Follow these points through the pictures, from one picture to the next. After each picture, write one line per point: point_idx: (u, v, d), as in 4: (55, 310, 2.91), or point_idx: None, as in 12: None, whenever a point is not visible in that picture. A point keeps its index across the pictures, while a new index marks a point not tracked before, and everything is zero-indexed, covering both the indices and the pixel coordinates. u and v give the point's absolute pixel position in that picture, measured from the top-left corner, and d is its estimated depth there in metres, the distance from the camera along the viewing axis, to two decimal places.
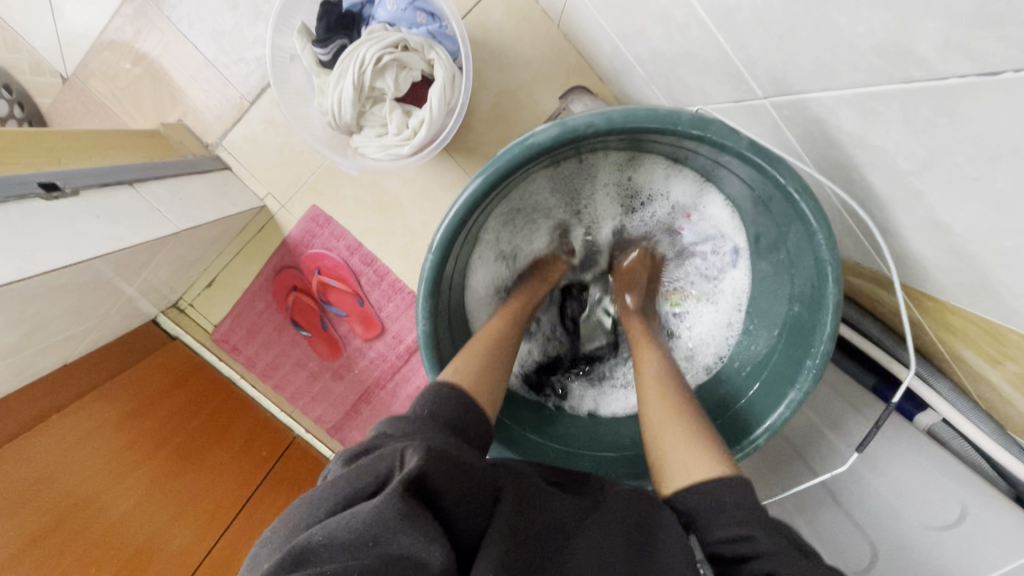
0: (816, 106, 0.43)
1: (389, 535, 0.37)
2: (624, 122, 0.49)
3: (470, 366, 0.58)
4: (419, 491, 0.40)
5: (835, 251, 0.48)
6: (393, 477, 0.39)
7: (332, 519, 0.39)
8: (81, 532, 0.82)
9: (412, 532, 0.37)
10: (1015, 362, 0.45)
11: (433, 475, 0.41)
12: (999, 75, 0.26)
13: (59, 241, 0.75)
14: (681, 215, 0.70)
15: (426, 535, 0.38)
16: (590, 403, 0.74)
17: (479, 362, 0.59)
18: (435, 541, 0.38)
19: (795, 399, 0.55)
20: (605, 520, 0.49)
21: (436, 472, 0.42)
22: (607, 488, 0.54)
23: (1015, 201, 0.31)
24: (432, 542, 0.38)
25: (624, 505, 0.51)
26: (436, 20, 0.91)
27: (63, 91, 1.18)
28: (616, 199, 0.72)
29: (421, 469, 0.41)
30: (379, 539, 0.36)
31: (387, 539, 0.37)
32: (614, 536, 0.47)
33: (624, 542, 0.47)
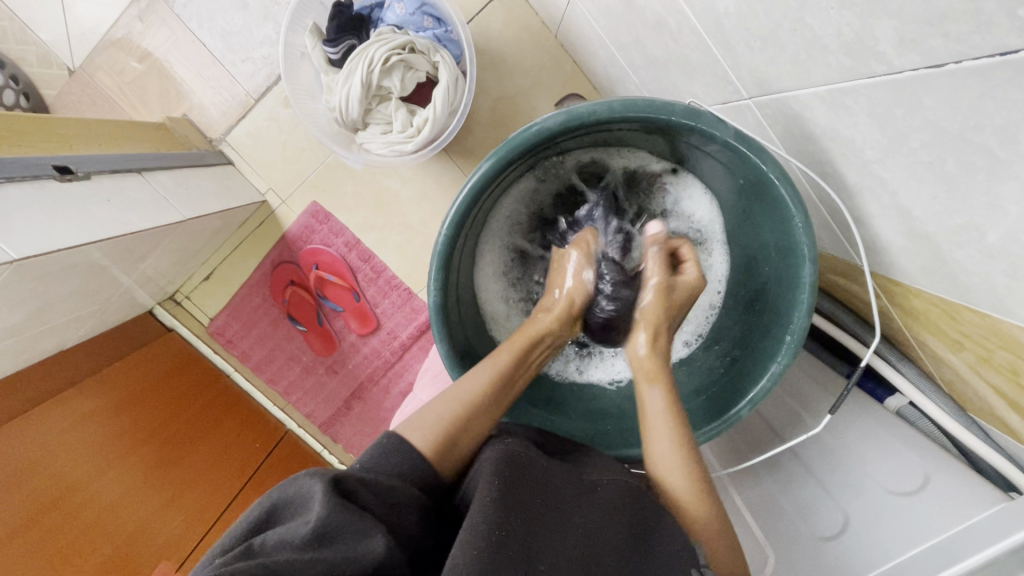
0: (795, 103, 0.48)
1: (335, 530, 0.42)
2: (624, 111, 0.53)
3: (434, 423, 0.56)
4: (347, 494, 0.45)
5: (810, 232, 0.53)
6: (319, 489, 0.44)
7: (270, 533, 0.43)
8: (75, 515, 0.82)
9: (353, 525, 0.43)
10: (969, 339, 0.49)
11: (360, 486, 0.47)
12: (945, 66, 0.31)
13: (71, 222, 0.78)
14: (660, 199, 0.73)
15: (365, 527, 0.43)
16: (574, 372, 0.76)
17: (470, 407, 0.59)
18: (373, 530, 0.44)
19: (776, 371, 0.59)
20: (594, 507, 0.52)
21: (360, 482, 0.47)
22: (603, 470, 0.58)
23: (962, 181, 0.36)
24: (371, 532, 0.44)
25: (615, 493, 0.54)
26: (442, 25, 0.95)
27: (68, 83, 1.20)
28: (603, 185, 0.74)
29: (343, 479, 0.46)
30: (326, 537, 0.41)
31: (333, 535, 0.42)
32: (604, 523, 0.51)
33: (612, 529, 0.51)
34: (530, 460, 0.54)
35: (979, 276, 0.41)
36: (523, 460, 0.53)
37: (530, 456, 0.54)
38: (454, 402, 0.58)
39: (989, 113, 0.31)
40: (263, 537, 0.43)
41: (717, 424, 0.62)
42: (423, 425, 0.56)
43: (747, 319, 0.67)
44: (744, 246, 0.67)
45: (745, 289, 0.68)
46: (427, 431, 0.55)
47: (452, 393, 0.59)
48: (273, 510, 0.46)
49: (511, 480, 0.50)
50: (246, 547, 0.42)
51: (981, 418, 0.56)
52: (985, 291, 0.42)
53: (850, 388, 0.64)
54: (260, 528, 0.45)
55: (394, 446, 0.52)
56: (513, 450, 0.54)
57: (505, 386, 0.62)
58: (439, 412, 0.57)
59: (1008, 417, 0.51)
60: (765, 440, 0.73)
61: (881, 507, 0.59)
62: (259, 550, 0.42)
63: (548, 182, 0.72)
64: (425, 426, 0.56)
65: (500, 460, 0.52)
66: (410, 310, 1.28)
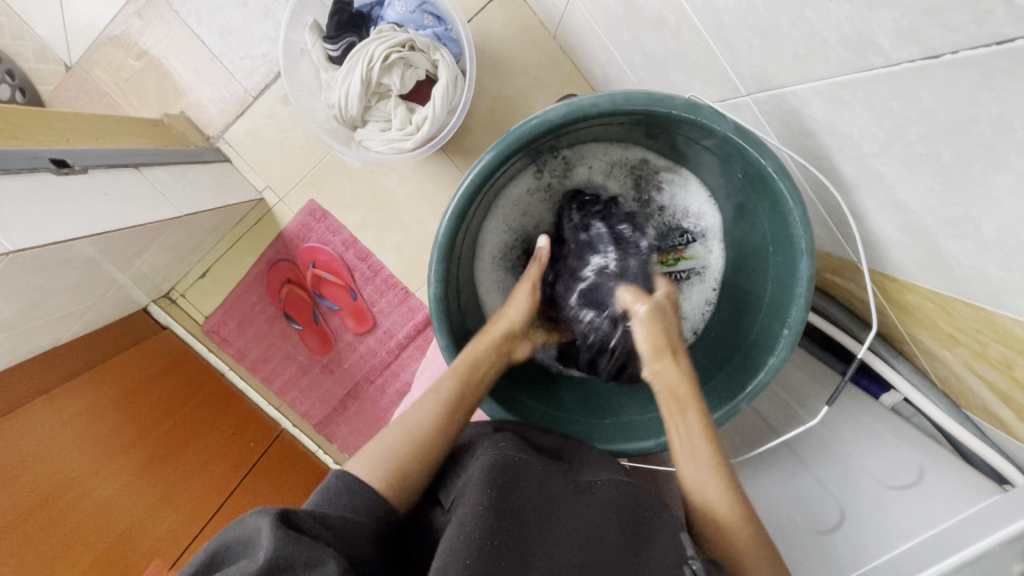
0: (793, 99, 0.48)
1: (285, 561, 0.41)
2: (625, 103, 0.54)
3: (380, 454, 0.55)
4: (298, 528, 0.44)
5: (808, 227, 0.53)
6: (267, 524, 0.43)
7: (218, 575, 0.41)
8: (69, 512, 0.81)
9: (304, 551, 0.42)
10: (964, 334, 0.50)
11: (311, 519, 0.46)
12: (942, 57, 0.32)
13: (68, 215, 0.78)
14: (659, 192, 0.73)
15: (316, 553, 0.42)
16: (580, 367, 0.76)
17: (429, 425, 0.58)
18: (326, 554, 0.42)
19: (773, 364, 0.59)
20: (586, 508, 0.52)
21: (312, 516, 0.46)
22: (596, 471, 0.58)
23: (958, 172, 0.37)
24: (324, 557, 0.42)
25: (608, 493, 0.55)
26: (442, 23, 0.96)
27: (65, 79, 1.19)
28: (603, 178, 0.74)
29: (292, 513, 0.45)
30: (278, 567, 0.40)
31: (286, 565, 0.40)
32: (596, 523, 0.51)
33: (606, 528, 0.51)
34: (524, 462, 0.54)
35: (973, 268, 0.42)
36: (516, 463, 0.53)
37: (523, 459, 0.54)
38: (399, 433, 0.57)
39: (985, 103, 0.31)
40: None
41: (715, 418, 0.62)
42: (371, 460, 0.55)
43: (744, 315, 0.67)
44: (742, 242, 0.68)
45: (742, 286, 0.68)
46: (374, 465, 0.54)
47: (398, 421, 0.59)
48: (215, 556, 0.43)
49: (503, 482, 0.51)
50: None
51: (974, 413, 0.57)
52: (980, 283, 0.43)
53: (842, 386, 0.64)
54: (207, 574, 0.43)
55: (344, 485, 0.52)
56: (506, 453, 0.54)
57: (465, 395, 0.61)
58: (383, 446, 0.56)
59: (1000, 411, 0.52)
60: (760, 435, 0.73)
61: (875, 502, 0.59)
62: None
63: (549, 173, 0.72)
64: (372, 460, 0.55)
65: (492, 462, 0.53)
66: (407, 309, 1.28)
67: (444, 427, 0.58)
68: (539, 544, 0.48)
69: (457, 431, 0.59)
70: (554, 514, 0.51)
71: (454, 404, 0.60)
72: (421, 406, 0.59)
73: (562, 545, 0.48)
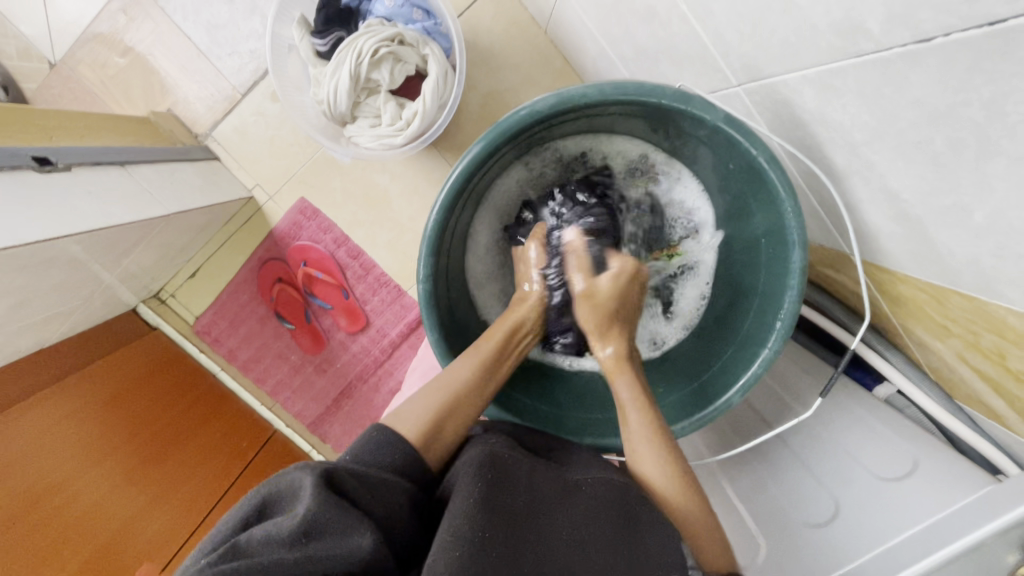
0: (784, 88, 0.48)
1: (325, 524, 0.41)
2: (615, 93, 0.53)
3: (421, 414, 0.56)
4: (339, 488, 0.44)
5: (800, 218, 0.53)
6: (310, 482, 0.43)
7: (257, 528, 0.41)
8: (56, 516, 0.80)
9: (344, 518, 0.42)
10: (957, 325, 0.49)
11: (352, 480, 0.46)
12: (932, 41, 0.31)
13: (51, 213, 0.77)
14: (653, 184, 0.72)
15: (354, 522, 0.42)
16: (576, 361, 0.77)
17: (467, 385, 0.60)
18: (363, 526, 0.43)
19: (767, 356, 0.58)
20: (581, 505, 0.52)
21: (353, 476, 0.46)
22: (585, 469, 0.57)
23: (950, 159, 0.36)
24: (360, 528, 0.42)
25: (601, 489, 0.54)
26: (432, 18, 0.95)
27: (49, 76, 1.18)
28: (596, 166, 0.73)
29: (336, 473, 0.45)
30: (316, 532, 0.40)
31: (323, 530, 0.41)
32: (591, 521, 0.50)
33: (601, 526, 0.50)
34: (515, 461, 0.53)
35: (965, 257, 0.42)
36: (508, 463, 0.52)
37: (512, 459, 0.53)
38: (442, 392, 0.58)
39: (977, 87, 0.31)
40: (249, 532, 0.40)
41: (708, 411, 0.61)
42: (413, 417, 0.56)
43: (737, 308, 0.66)
44: (736, 238, 0.67)
45: (733, 278, 0.68)
46: (419, 422, 0.55)
47: (441, 384, 0.59)
48: (258, 504, 0.44)
49: (494, 482, 0.50)
50: (233, 541, 0.40)
51: (967, 405, 0.57)
52: (972, 273, 0.42)
53: (834, 381, 0.63)
54: (246, 523, 0.43)
55: (383, 442, 0.51)
56: (498, 450, 0.54)
57: (502, 363, 0.64)
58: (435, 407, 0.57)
59: (994, 402, 0.52)
60: (753, 427, 0.73)
61: (870, 492, 0.59)
62: (246, 546, 0.40)
63: (544, 161, 0.72)
64: (416, 417, 0.56)
65: (484, 456, 0.52)
66: (400, 307, 1.27)
67: (476, 393, 0.61)
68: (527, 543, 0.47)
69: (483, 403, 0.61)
70: (547, 513, 0.50)
71: (486, 365, 0.63)
72: (459, 365, 0.61)
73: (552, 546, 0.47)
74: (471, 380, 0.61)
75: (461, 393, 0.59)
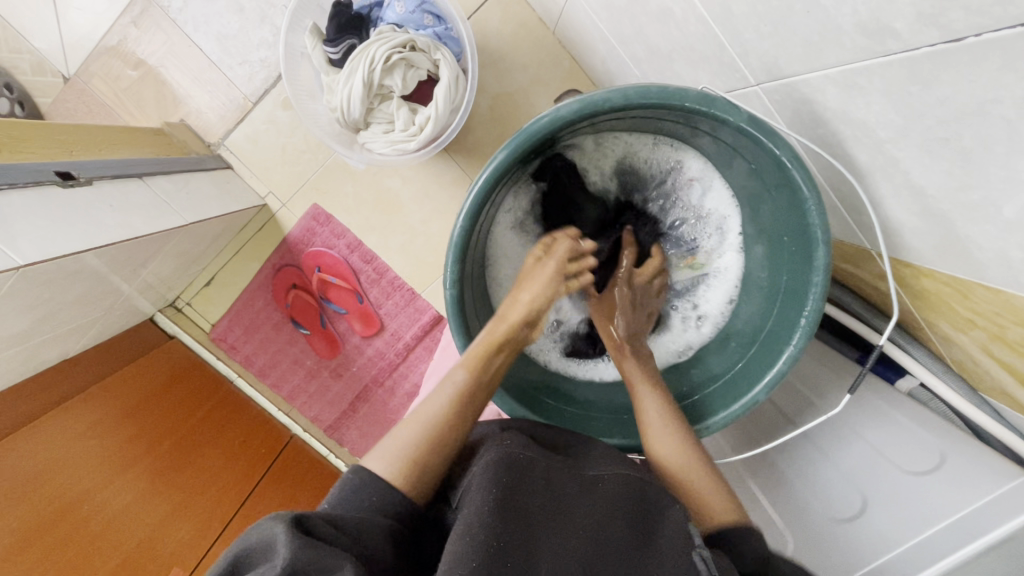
0: (805, 87, 0.48)
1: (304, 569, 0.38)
2: (639, 98, 0.53)
3: (399, 449, 0.53)
4: (314, 533, 0.42)
5: (824, 216, 0.53)
6: (283, 530, 0.41)
7: None
8: (82, 526, 0.81)
9: (320, 557, 0.39)
10: (982, 318, 0.49)
11: (326, 524, 0.43)
12: (964, 40, 0.32)
13: (75, 227, 0.78)
14: (682, 184, 0.72)
15: (335, 558, 0.40)
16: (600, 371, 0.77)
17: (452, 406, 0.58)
18: (344, 561, 0.40)
19: (792, 354, 0.59)
20: (596, 504, 0.52)
21: (327, 519, 0.44)
22: (602, 465, 0.58)
23: (980, 155, 0.37)
24: (341, 562, 0.40)
25: (616, 486, 0.55)
26: (442, 22, 0.95)
27: (63, 91, 1.19)
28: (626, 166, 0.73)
29: (308, 517, 0.42)
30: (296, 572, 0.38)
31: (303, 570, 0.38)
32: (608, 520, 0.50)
33: (619, 526, 0.50)
34: (528, 463, 0.53)
35: (993, 251, 0.42)
36: (522, 464, 0.53)
37: (528, 459, 0.54)
38: (421, 422, 0.56)
39: (1010, 85, 0.31)
40: None
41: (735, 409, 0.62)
42: (388, 454, 0.53)
43: (760, 308, 0.67)
44: (759, 238, 0.67)
45: (756, 274, 0.68)
46: (393, 458, 0.52)
47: (416, 416, 0.56)
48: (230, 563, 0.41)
49: (507, 482, 0.50)
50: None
51: (991, 398, 0.57)
52: (1000, 267, 0.42)
53: (861, 377, 0.62)
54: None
55: (361, 483, 0.49)
56: (512, 452, 0.54)
57: (479, 390, 0.60)
58: (404, 440, 0.54)
59: (1019, 394, 0.52)
60: (776, 425, 0.74)
61: (896, 488, 0.59)
62: None
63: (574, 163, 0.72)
64: (389, 455, 0.53)
65: (499, 459, 0.52)
66: (414, 310, 1.28)
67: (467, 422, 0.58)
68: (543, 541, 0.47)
69: (466, 431, 0.58)
70: (562, 514, 0.50)
71: (467, 399, 0.59)
72: (435, 397, 0.58)
73: (567, 543, 0.47)
74: (450, 410, 0.57)
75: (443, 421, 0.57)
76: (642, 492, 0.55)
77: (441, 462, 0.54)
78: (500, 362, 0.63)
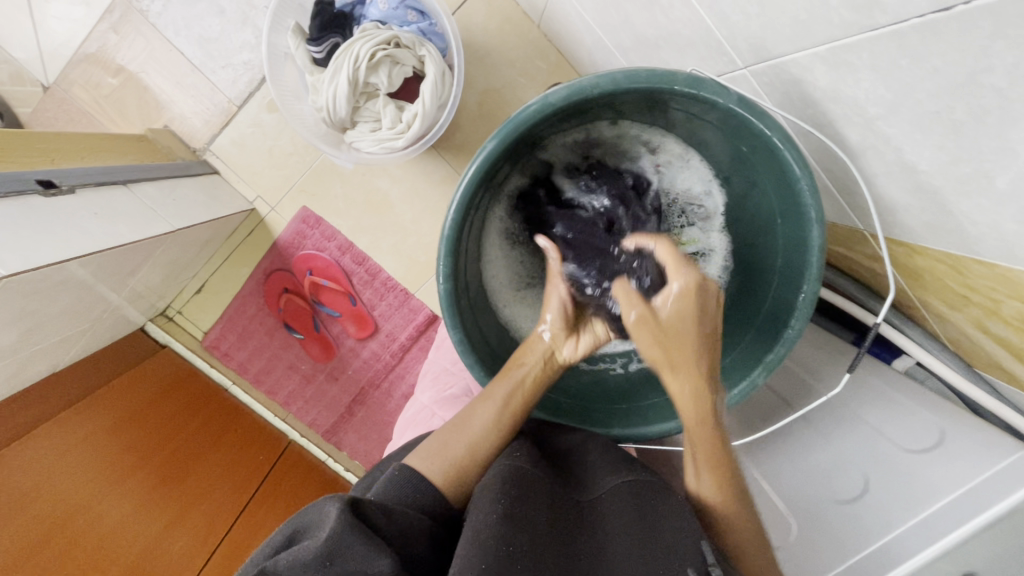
0: (794, 67, 0.48)
1: (345, 552, 0.39)
2: (628, 83, 0.53)
3: (442, 454, 0.56)
4: (364, 518, 0.42)
5: (817, 195, 0.53)
6: (333, 508, 0.42)
7: (283, 555, 0.40)
8: (78, 541, 0.80)
9: (362, 544, 0.40)
10: (977, 294, 0.49)
11: (375, 511, 0.44)
12: (953, 9, 0.31)
13: (58, 236, 0.76)
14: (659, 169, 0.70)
15: (374, 546, 0.40)
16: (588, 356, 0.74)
17: (492, 417, 0.60)
18: (384, 551, 0.41)
19: (790, 337, 0.58)
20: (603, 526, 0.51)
21: (376, 506, 0.45)
22: (600, 480, 0.57)
23: (970, 128, 0.37)
24: (380, 551, 0.41)
25: (617, 498, 0.54)
26: (426, 18, 0.94)
27: (43, 99, 1.17)
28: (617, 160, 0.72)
29: (361, 500, 0.43)
30: (336, 555, 0.39)
31: (343, 554, 0.39)
32: (615, 537, 0.49)
33: (623, 538, 0.49)
34: (534, 480, 0.53)
35: (987, 225, 0.42)
36: (528, 481, 0.52)
37: (533, 475, 0.54)
38: (460, 434, 0.58)
39: (1000, 53, 0.31)
40: (277, 559, 0.40)
41: (733, 395, 0.61)
42: (433, 457, 0.56)
43: (759, 293, 0.66)
44: (752, 222, 0.66)
45: (749, 260, 0.68)
46: (440, 463, 0.55)
47: (455, 428, 0.59)
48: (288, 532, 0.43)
49: (514, 496, 0.49)
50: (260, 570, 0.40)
51: (988, 374, 0.57)
52: (994, 241, 0.42)
53: (859, 357, 0.62)
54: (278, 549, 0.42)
55: (408, 480, 0.51)
56: (520, 468, 0.54)
57: (517, 400, 0.61)
58: (447, 445, 0.57)
59: (1015, 368, 0.52)
60: (774, 410, 0.72)
61: (893, 462, 0.59)
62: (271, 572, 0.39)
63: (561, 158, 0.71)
64: (432, 455, 0.56)
65: (505, 474, 0.53)
66: (408, 311, 1.27)
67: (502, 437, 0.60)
68: (551, 550, 0.46)
69: (507, 441, 0.60)
70: (569, 532, 0.49)
71: (506, 405, 0.60)
72: (479, 409, 0.60)
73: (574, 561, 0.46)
74: (490, 420, 0.60)
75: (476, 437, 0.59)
76: (639, 493, 0.54)
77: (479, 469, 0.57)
78: (535, 376, 0.63)
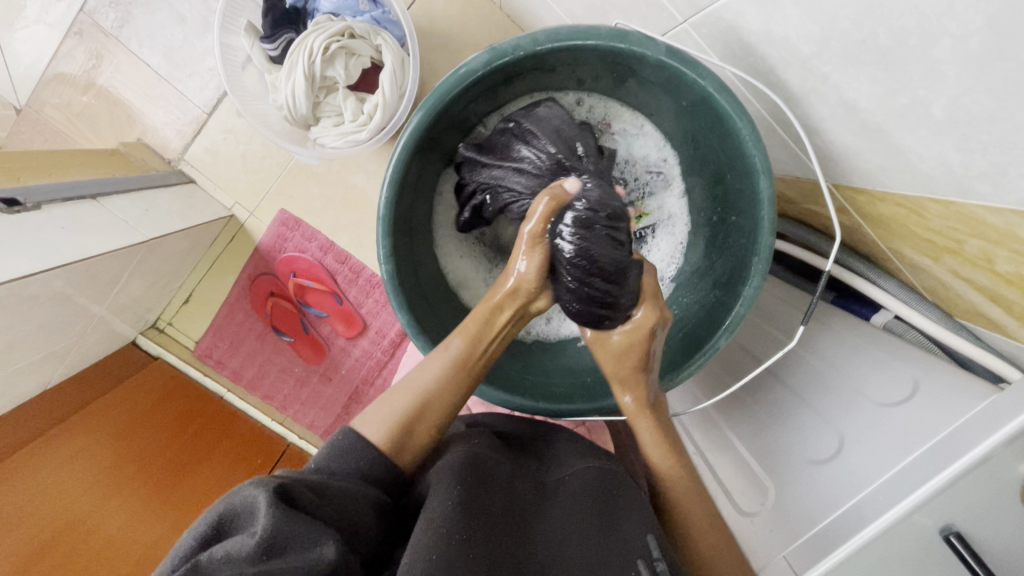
0: (727, 13, 0.47)
1: (283, 540, 0.38)
2: (548, 42, 0.54)
3: (389, 416, 0.53)
4: (295, 504, 0.41)
5: (758, 143, 0.52)
6: (265, 498, 0.40)
7: (214, 547, 0.38)
8: (74, 555, 0.82)
9: (303, 534, 0.39)
10: (940, 236, 0.47)
11: (310, 493, 0.43)
12: None
13: (22, 250, 0.77)
14: (606, 130, 0.69)
15: (316, 534, 0.40)
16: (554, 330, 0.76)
17: (445, 373, 0.57)
18: (326, 537, 0.41)
19: (748, 295, 0.56)
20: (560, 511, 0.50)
21: (310, 488, 0.43)
22: (564, 467, 0.56)
23: (897, 52, 0.36)
24: (322, 538, 0.40)
25: (578, 483, 0.53)
26: (378, 6, 0.92)
27: (17, 122, 1.17)
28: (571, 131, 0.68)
29: (292, 486, 0.42)
30: (277, 547, 0.38)
31: (284, 545, 0.38)
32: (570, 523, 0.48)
33: (578, 528, 0.48)
34: (495, 467, 0.52)
35: (933, 159, 0.40)
36: (488, 465, 0.51)
37: (493, 461, 0.52)
38: (409, 394, 0.55)
39: None
40: (210, 551, 0.38)
41: (697, 358, 0.59)
42: (380, 421, 0.53)
43: (716, 256, 0.64)
44: (705, 183, 0.65)
45: (705, 223, 0.66)
46: (386, 424, 0.52)
47: (406, 383, 0.56)
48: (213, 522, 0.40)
49: (472, 480, 0.48)
50: (191, 564, 0.37)
51: (969, 321, 0.55)
52: (944, 175, 0.40)
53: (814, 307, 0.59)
54: (204, 540, 0.40)
55: (350, 446, 0.50)
56: (477, 451, 0.52)
57: (472, 368, 0.59)
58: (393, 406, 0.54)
59: (992, 312, 0.50)
60: (745, 366, 0.72)
61: (868, 418, 0.57)
62: (206, 567, 0.37)
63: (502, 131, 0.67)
64: (379, 420, 0.53)
65: (463, 456, 0.51)
66: None
67: (445, 398, 0.56)
68: (506, 540, 0.45)
69: (453, 412, 0.57)
70: (524, 519, 0.48)
71: (462, 366, 0.58)
72: (430, 365, 0.57)
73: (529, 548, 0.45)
74: (439, 379, 0.57)
75: (428, 393, 0.56)
76: (602, 480, 0.53)
77: (431, 430, 0.55)
78: (500, 331, 0.60)
